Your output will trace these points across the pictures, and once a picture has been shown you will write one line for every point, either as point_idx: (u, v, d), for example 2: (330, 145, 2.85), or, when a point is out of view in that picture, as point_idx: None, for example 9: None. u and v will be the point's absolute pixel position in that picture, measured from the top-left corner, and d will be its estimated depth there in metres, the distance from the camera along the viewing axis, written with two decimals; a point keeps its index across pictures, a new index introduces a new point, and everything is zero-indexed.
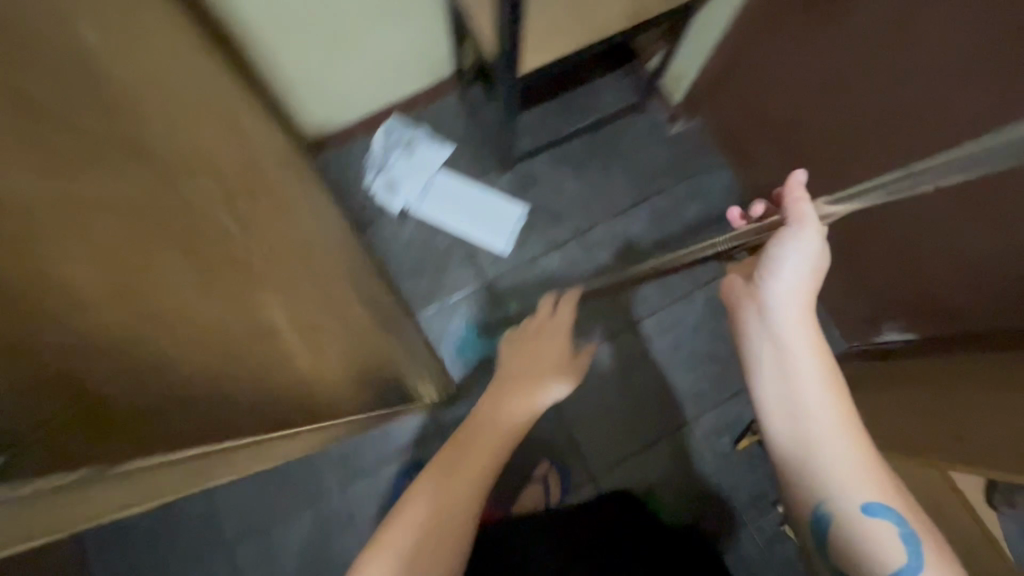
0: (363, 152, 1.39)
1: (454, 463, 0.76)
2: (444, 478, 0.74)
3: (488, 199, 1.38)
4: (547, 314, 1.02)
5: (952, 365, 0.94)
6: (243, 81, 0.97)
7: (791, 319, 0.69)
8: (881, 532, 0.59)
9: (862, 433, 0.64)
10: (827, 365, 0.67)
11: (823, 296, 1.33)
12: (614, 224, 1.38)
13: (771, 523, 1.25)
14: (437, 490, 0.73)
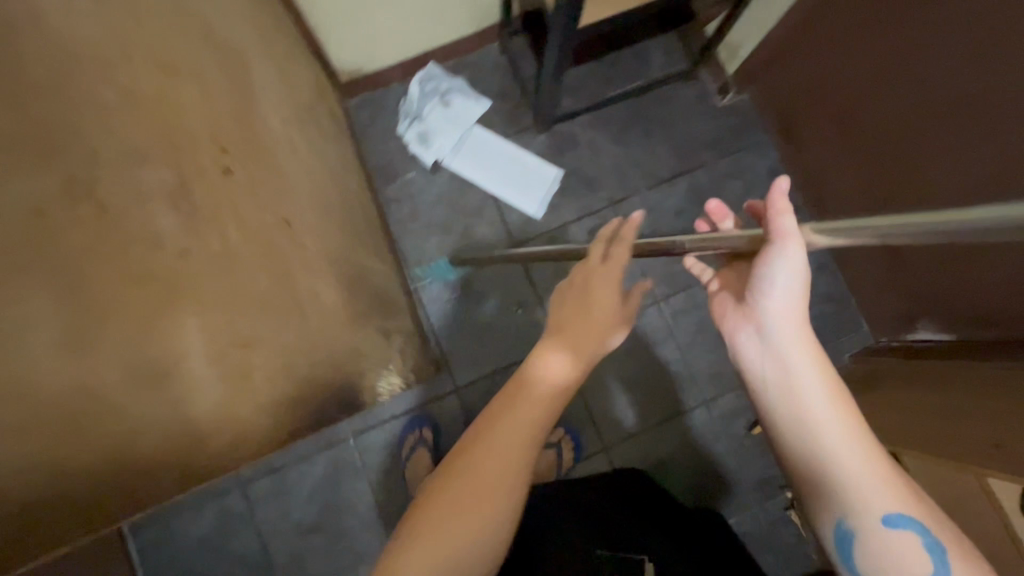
0: (397, 100, 1.35)
1: (479, 482, 0.58)
2: (471, 501, 0.58)
3: (522, 159, 1.34)
4: (598, 262, 0.71)
5: (987, 370, 0.91)
6: None
7: (787, 336, 0.58)
8: (903, 545, 0.51)
9: (874, 440, 0.55)
10: (830, 376, 0.57)
11: (858, 288, 1.30)
12: (650, 196, 1.34)
13: (777, 508, 1.24)
14: (463, 517, 0.57)
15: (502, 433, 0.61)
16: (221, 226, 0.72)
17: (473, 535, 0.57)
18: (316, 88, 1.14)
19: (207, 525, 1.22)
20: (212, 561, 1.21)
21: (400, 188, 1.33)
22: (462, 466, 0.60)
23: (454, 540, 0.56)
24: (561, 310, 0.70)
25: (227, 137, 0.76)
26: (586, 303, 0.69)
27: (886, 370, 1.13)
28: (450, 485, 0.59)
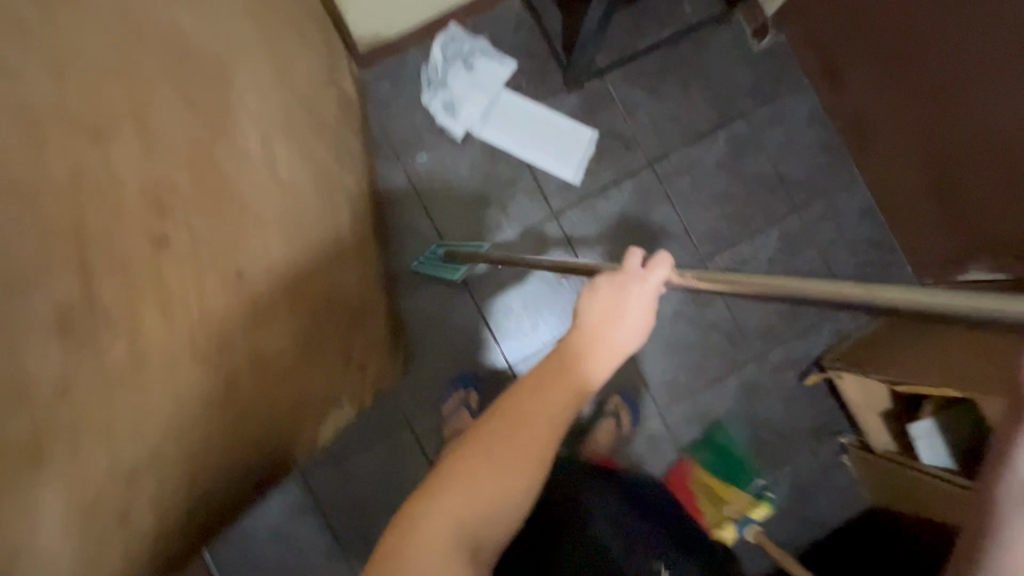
0: (417, 67, 1.27)
1: (504, 454, 0.56)
2: (493, 468, 0.55)
3: (554, 123, 1.28)
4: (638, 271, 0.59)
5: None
6: None
7: None
8: None
9: None
10: None
11: (905, 233, 1.28)
12: (690, 151, 1.30)
13: (830, 452, 1.27)
14: (488, 485, 0.55)
15: (529, 415, 0.57)
16: (163, 294, 0.56)
17: (493, 508, 0.55)
18: (330, 65, 1.08)
19: (275, 515, 1.23)
20: (284, 549, 1.23)
21: (430, 161, 1.27)
22: (488, 435, 0.56)
23: (473, 504, 0.54)
24: (594, 300, 0.59)
25: (170, 193, 0.57)
26: (618, 306, 0.58)
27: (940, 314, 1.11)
28: (475, 455, 0.56)
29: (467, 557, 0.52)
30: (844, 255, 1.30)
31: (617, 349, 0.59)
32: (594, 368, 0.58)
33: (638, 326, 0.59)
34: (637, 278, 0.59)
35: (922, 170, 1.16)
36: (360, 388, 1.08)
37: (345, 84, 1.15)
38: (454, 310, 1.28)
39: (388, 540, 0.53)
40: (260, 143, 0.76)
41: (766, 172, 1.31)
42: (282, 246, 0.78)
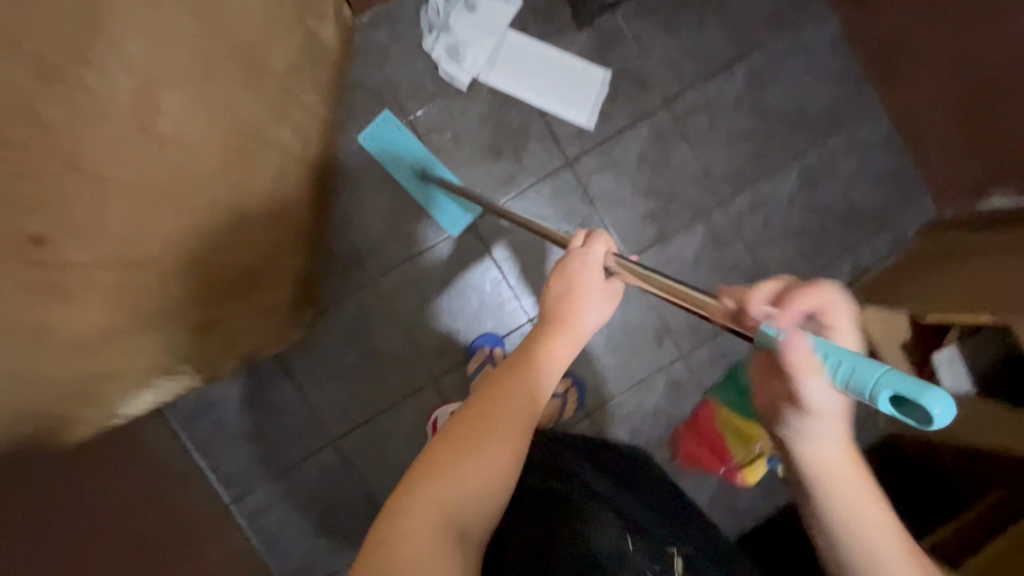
0: (415, 10, 1.20)
1: (484, 433, 0.58)
2: (473, 448, 0.57)
3: (565, 65, 1.21)
4: (581, 255, 0.70)
5: None
6: None
7: (828, 430, 0.54)
8: None
9: (882, 510, 0.56)
10: (854, 465, 0.56)
11: (928, 163, 1.25)
12: (708, 88, 1.25)
13: None
14: (468, 467, 0.56)
15: (508, 397, 0.61)
16: None
17: (475, 490, 0.56)
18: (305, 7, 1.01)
19: (311, 481, 1.22)
20: (320, 514, 1.23)
21: (437, 112, 1.21)
22: (469, 417, 0.59)
23: (457, 486, 0.55)
24: (554, 284, 0.69)
25: None
26: (576, 289, 0.68)
27: (959, 246, 1.12)
28: (457, 438, 0.58)
29: (454, 548, 0.52)
30: (865, 188, 1.28)
31: (581, 325, 0.68)
32: (559, 346, 0.66)
33: (598, 301, 0.68)
34: (585, 259, 0.69)
35: (948, 95, 1.12)
36: (220, 357, 1.03)
37: (326, 32, 1.08)
38: (470, 266, 1.24)
39: (376, 530, 0.53)
40: (145, 89, 0.71)
41: (786, 105, 1.26)
42: (212, 201, 0.87)
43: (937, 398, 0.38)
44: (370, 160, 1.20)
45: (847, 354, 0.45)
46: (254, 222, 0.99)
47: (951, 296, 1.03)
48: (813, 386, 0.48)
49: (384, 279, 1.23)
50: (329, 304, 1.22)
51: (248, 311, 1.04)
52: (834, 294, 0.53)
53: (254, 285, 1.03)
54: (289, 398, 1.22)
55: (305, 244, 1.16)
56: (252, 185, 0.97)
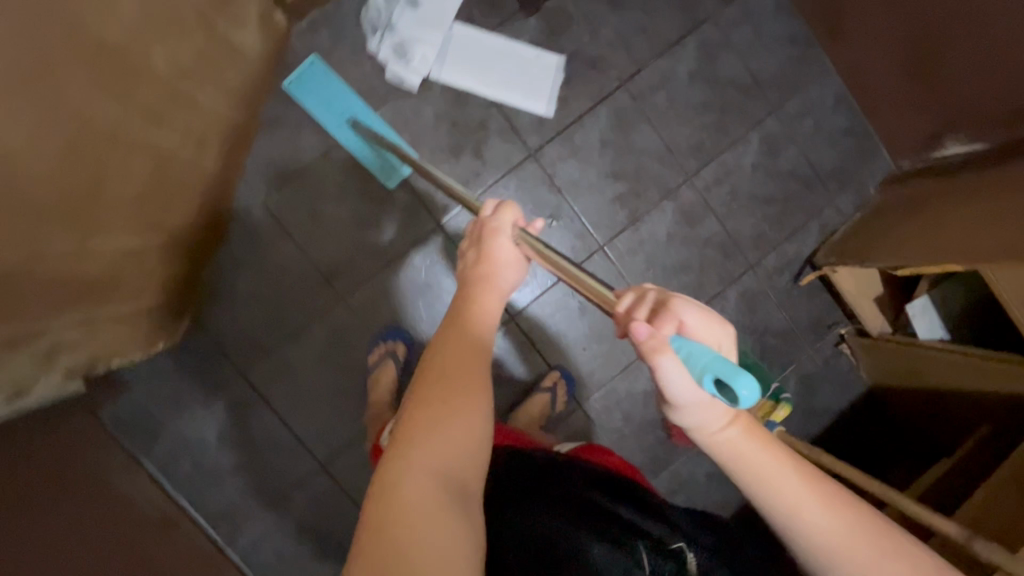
0: (355, 11, 1.16)
1: (456, 385, 0.56)
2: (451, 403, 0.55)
3: (515, 55, 1.18)
4: (493, 224, 0.71)
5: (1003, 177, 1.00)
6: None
7: (705, 415, 0.50)
8: (850, 547, 0.49)
9: (799, 471, 0.51)
10: (748, 436, 0.52)
11: (880, 118, 1.28)
12: (661, 64, 1.23)
13: (828, 344, 1.29)
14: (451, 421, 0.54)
15: (459, 347, 0.60)
16: None
17: (464, 444, 0.53)
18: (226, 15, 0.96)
19: (305, 510, 1.18)
20: (317, 543, 1.19)
21: (391, 115, 1.17)
22: (433, 377, 0.57)
23: (449, 441, 0.52)
24: (469, 256, 0.72)
25: None
26: (489, 253, 0.70)
27: (920, 195, 1.15)
28: (431, 396, 0.55)
29: (458, 505, 0.50)
30: (825, 149, 1.29)
31: (501, 282, 0.69)
32: (487, 298, 0.67)
33: (515, 262, 0.71)
34: (495, 226, 0.70)
35: (896, 47, 1.13)
36: (51, 373, 0.89)
37: (245, 40, 1.03)
38: (442, 269, 1.21)
39: (371, 510, 0.49)
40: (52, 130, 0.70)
41: (739, 74, 1.26)
42: (59, 209, 0.76)
43: (745, 382, 0.43)
44: (304, 108, 1.16)
45: (703, 361, 0.46)
46: (112, 228, 0.88)
47: (920, 248, 1.03)
48: (675, 383, 0.48)
49: (358, 291, 1.20)
50: (302, 325, 1.19)
51: (77, 319, 0.88)
52: (690, 307, 0.50)
53: (91, 290, 0.88)
54: (270, 427, 1.17)
55: (191, 257, 1.10)
56: (116, 192, 0.86)
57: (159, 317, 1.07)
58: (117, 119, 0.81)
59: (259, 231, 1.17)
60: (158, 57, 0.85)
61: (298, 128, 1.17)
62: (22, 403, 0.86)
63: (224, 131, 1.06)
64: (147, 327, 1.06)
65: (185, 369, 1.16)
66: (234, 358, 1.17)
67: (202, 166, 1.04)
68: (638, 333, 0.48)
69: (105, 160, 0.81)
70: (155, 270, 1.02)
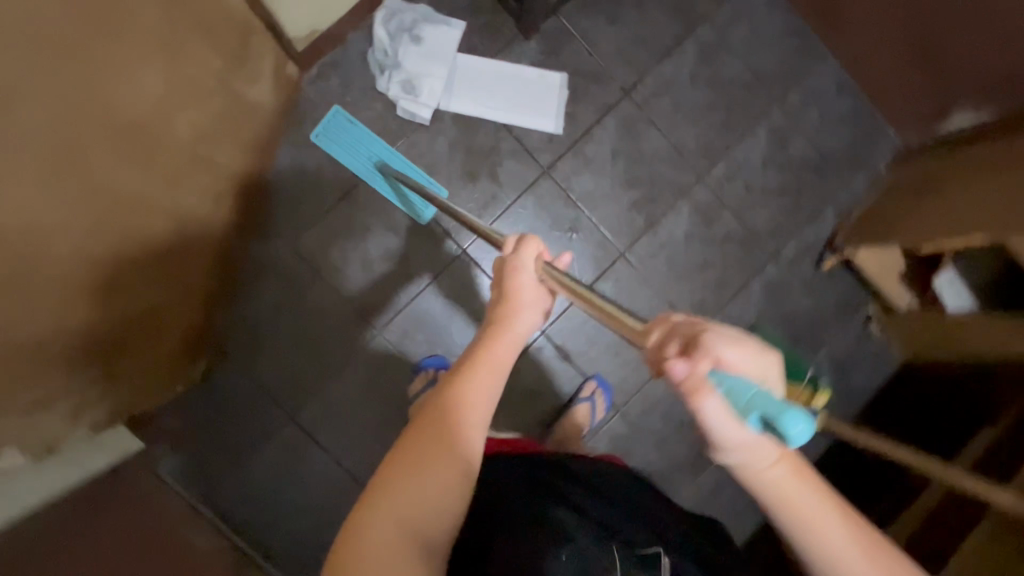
0: (363, 54, 1.20)
1: (439, 433, 0.57)
2: (434, 453, 0.56)
3: (519, 78, 1.22)
4: (521, 260, 0.71)
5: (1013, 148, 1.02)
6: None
7: (753, 454, 0.49)
8: None
9: (840, 516, 0.51)
10: (795, 478, 0.51)
11: (885, 99, 1.29)
12: (663, 69, 1.26)
13: (857, 325, 1.30)
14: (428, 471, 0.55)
15: (458, 395, 0.59)
16: None
17: (438, 498, 0.54)
18: (233, 73, 1.01)
19: None
20: None
21: (405, 150, 1.20)
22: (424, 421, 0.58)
23: (420, 492, 0.54)
24: (495, 294, 0.72)
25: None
26: (511, 292, 0.69)
27: (933, 170, 1.17)
28: (414, 444, 0.56)
29: (414, 557, 0.52)
30: (834, 134, 1.31)
31: (519, 324, 0.68)
32: (501, 347, 0.65)
33: (534, 304, 0.70)
34: (519, 263, 0.71)
35: (890, 29, 1.16)
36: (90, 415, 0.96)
37: (255, 93, 1.08)
38: (470, 292, 1.24)
39: (339, 544, 0.52)
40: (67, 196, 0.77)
41: (740, 71, 1.28)
42: (78, 266, 0.83)
43: (794, 419, 0.45)
44: (320, 150, 1.20)
45: (746, 398, 0.48)
46: (133, 280, 0.95)
47: (939, 226, 1.05)
48: (717, 422, 0.48)
49: (391, 322, 1.23)
50: (341, 362, 1.21)
51: (104, 365, 0.95)
52: (724, 340, 0.51)
53: (110, 353, 0.95)
54: (320, 464, 1.20)
55: (206, 299, 1.16)
56: (134, 245, 0.93)
57: (182, 361, 1.13)
58: (134, 181, 0.88)
59: (293, 275, 1.21)
60: (172, 121, 0.91)
61: (318, 172, 1.20)
62: (59, 458, 0.95)
63: (236, 180, 1.12)
64: (173, 369, 1.12)
65: (234, 416, 1.19)
66: (278, 400, 1.20)
67: (216, 215, 1.11)
68: (676, 373, 0.50)
69: (118, 230, 0.88)
70: (174, 313, 1.08)
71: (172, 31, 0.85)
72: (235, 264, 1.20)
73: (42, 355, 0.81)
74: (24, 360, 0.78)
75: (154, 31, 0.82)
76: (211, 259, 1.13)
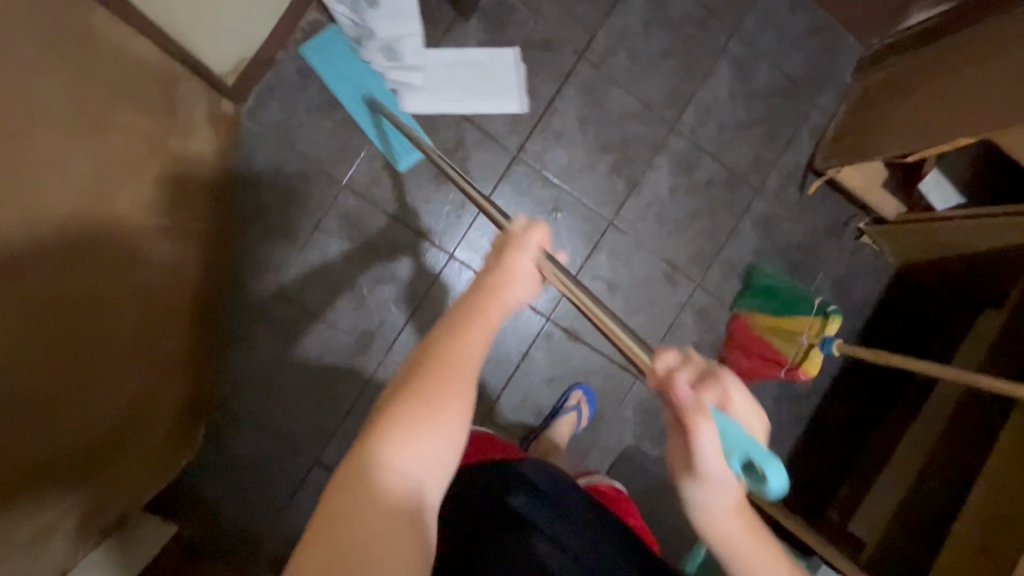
0: (298, 71, 1.15)
1: (432, 391, 0.50)
2: (433, 412, 0.49)
3: (478, 61, 1.17)
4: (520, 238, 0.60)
5: (965, 37, 1.03)
6: (74, 69, 0.75)
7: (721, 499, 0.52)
8: None
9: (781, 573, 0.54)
10: (752, 532, 0.54)
11: (835, 9, 1.27)
12: (613, 23, 1.21)
13: (850, 241, 1.30)
14: (427, 429, 0.48)
15: (448, 355, 0.52)
16: None
17: (434, 463, 0.48)
18: (167, 123, 0.94)
19: None
20: None
21: (369, 162, 1.17)
22: (412, 375, 0.51)
23: (419, 454, 0.48)
24: (483, 264, 0.61)
25: None
26: (505, 265, 0.59)
27: (895, 73, 1.17)
28: (403, 402, 0.49)
29: (416, 523, 0.46)
30: (795, 55, 1.27)
31: (509, 299, 0.58)
32: (493, 308, 0.56)
33: (529, 282, 0.60)
34: (522, 240, 0.60)
35: None
36: (118, 509, 0.93)
37: (192, 141, 1.01)
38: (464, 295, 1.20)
39: (330, 497, 0.45)
40: (48, 309, 0.72)
41: (690, 9, 1.24)
42: (76, 377, 0.78)
43: (775, 468, 0.47)
44: (280, 182, 1.15)
45: (738, 439, 0.50)
46: (128, 370, 0.90)
47: (922, 132, 1.02)
48: (706, 450, 0.50)
49: (395, 345, 1.18)
50: (355, 394, 1.17)
51: (118, 465, 0.91)
52: (738, 386, 0.54)
53: (121, 445, 0.90)
54: None
55: (195, 364, 1.09)
56: (120, 336, 0.87)
57: (183, 434, 1.08)
58: (101, 275, 0.82)
59: (287, 317, 1.16)
60: (115, 196, 0.85)
61: (283, 205, 1.15)
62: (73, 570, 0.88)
63: (196, 233, 1.06)
64: (179, 443, 1.07)
65: (260, 475, 1.15)
66: (302, 448, 1.16)
67: (189, 278, 1.04)
68: (681, 395, 0.52)
69: (93, 321, 0.81)
70: (172, 386, 1.03)
71: (89, 105, 0.78)
72: (218, 321, 1.14)
73: (43, 480, 0.75)
74: (37, 485, 0.73)
75: (71, 110, 0.74)
76: (192, 324, 1.07)
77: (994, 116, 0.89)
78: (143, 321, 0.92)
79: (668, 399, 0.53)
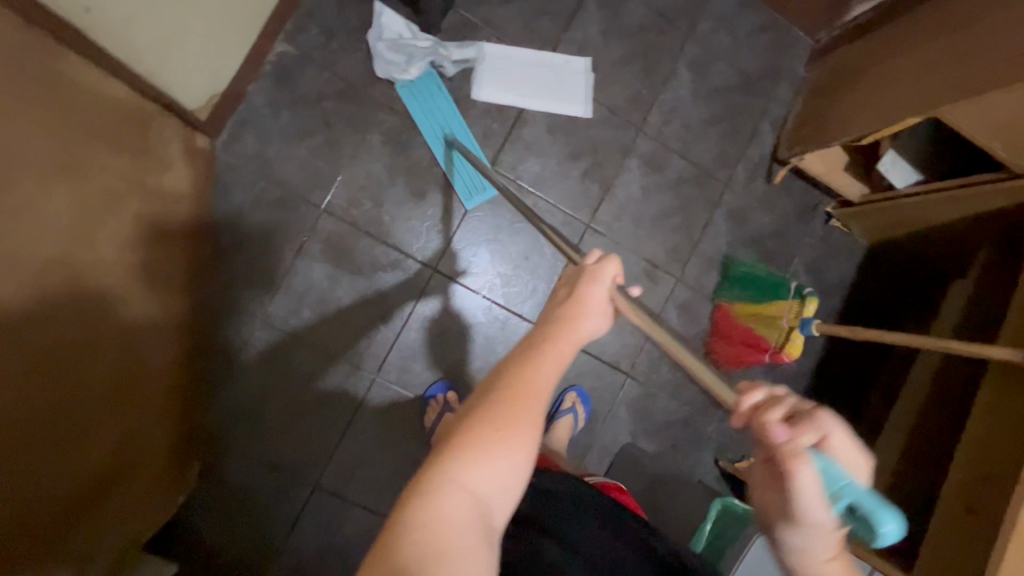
0: (269, 102, 1.17)
1: (506, 416, 0.50)
2: (503, 440, 0.50)
3: (550, 66, 1.24)
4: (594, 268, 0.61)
5: (905, 22, 1.08)
6: (49, 113, 0.77)
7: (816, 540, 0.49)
8: None
9: None
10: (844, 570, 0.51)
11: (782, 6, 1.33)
12: (572, 34, 1.26)
13: (820, 225, 1.35)
14: (503, 450, 0.49)
15: (522, 383, 0.53)
16: None
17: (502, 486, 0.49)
18: (143, 162, 0.96)
19: None
20: None
21: (346, 185, 1.19)
22: (489, 397, 0.52)
23: (492, 474, 0.49)
24: (556, 296, 0.62)
25: None
26: (578, 296, 0.59)
27: (845, 62, 1.22)
28: (479, 420, 0.50)
29: (488, 542, 0.47)
30: (748, 52, 1.32)
31: (582, 330, 0.58)
32: (566, 339, 0.57)
33: (602, 314, 0.60)
34: (597, 272, 0.61)
35: None
36: (121, 543, 0.93)
37: (168, 178, 1.03)
38: (450, 308, 1.21)
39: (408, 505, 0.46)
40: (36, 351, 0.73)
41: (646, 16, 1.29)
42: (71, 415, 0.79)
43: (891, 517, 0.43)
44: (259, 212, 1.16)
45: (842, 485, 0.46)
46: (121, 405, 0.90)
47: (874, 114, 1.07)
48: (805, 498, 0.46)
49: (386, 363, 1.19)
50: (348, 415, 1.18)
51: (117, 499, 0.91)
52: (835, 425, 0.48)
53: (119, 481, 0.91)
54: (358, 516, 1.17)
55: (188, 398, 1.09)
56: (106, 375, 0.87)
57: (177, 471, 1.07)
58: (87, 312, 0.83)
59: (276, 344, 1.16)
60: (95, 238, 0.86)
61: (263, 234, 1.16)
62: None
63: (177, 268, 1.06)
64: (176, 479, 1.07)
65: (260, 505, 1.14)
66: (301, 475, 1.16)
67: (173, 314, 1.05)
68: (775, 437, 0.48)
69: (81, 361, 0.81)
70: (165, 421, 1.03)
71: (64, 149, 0.79)
72: (207, 355, 1.14)
73: (43, 525, 0.75)
74: (37, 529, 0.74)
75: (46, 155, 0.75)
76: (179, 358, 1.07)
77: (935, 94, 0.94)
78: (133, 355, 0.93)
79: (761, 439, 0.49)
